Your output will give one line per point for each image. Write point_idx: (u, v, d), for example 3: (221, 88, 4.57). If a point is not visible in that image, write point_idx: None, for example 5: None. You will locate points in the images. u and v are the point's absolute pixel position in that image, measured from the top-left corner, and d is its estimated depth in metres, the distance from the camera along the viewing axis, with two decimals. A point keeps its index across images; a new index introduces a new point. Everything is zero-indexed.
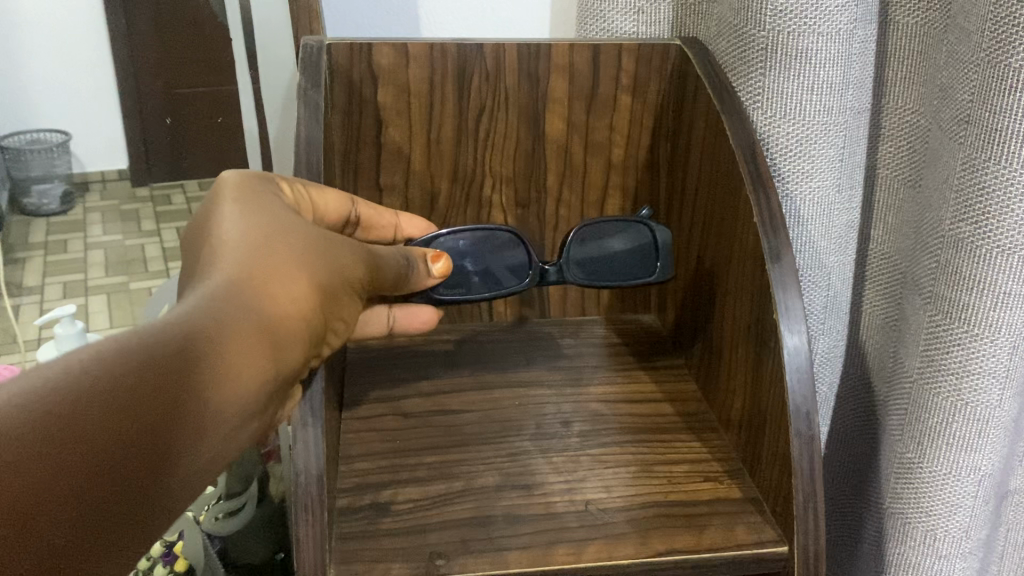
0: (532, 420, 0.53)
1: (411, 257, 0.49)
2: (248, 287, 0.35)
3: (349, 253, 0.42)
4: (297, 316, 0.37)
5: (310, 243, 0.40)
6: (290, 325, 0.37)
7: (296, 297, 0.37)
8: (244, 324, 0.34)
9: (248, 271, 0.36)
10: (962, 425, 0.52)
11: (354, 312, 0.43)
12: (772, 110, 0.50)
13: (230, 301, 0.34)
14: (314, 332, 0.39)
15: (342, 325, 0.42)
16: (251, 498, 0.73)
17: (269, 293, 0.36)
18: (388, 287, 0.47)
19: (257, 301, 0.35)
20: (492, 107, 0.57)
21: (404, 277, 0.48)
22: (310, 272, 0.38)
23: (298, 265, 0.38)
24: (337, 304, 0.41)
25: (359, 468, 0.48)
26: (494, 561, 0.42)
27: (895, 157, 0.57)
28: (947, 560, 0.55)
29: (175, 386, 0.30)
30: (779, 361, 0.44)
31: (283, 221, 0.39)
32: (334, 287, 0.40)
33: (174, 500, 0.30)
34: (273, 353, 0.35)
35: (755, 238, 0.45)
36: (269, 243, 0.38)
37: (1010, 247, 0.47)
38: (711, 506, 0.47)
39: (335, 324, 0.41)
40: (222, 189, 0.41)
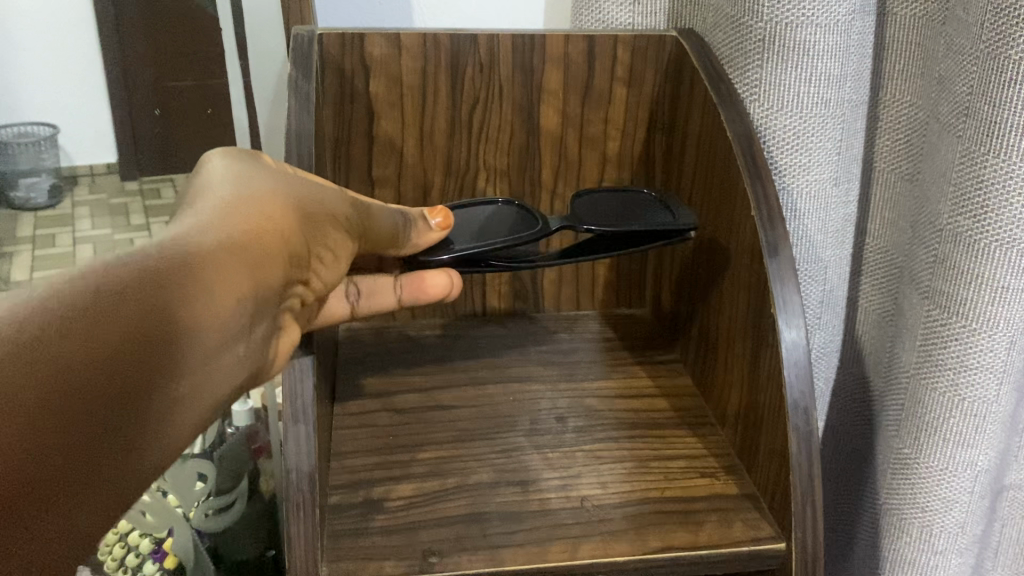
0: (526, 416, 0.53)
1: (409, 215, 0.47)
2: (223, 217, 0.35)
3: (333, 191, 0.41)
4: (277, 243, 0.36)
5: (292, 184, 0.39)
6: (268, 251, 0.36)
7: (273, 224, 0.36)
8: (220, 247, 0.33)
9: (222, 207, 0.35)
10: (959, 420, 0.51)
11: (344, 249, 0.42)
12: (770, 102, 0.49)
13: (204, 228, 0.33)
14: (293, 258, 0.38)
15: (329, 254, 0.41)
16: (241, 496, 0.73)
17: (244, 221, 0.35)
18: (386, 243, 0.46)
19: (234, 229, 0.34)
20: (486, 99, 0.57)
21: (402, 234, 0.47)
22: (287, 207, 0.37)
23: (275, 202, 0.37)
24: (320, 235, 0.40)
25: (351, 464, 0.48)
26: (488, 559, 0.42)
27: (892, 150, 0.57)
28: (943, 555, 0.55)
29: (153, 316, 0.29)
30: (777, 355, 0.43)
31: (264, 170, 0.39)
32: (316, 220, 0.39)
33: (154, 455, 0.29)
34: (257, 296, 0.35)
35: (753, 231, 0.45)
36: (246, 186, 0.37)
37: (1008, 241, 0.47)
38: (708, 503, 0.46)
39: (316, 258, 0.40)
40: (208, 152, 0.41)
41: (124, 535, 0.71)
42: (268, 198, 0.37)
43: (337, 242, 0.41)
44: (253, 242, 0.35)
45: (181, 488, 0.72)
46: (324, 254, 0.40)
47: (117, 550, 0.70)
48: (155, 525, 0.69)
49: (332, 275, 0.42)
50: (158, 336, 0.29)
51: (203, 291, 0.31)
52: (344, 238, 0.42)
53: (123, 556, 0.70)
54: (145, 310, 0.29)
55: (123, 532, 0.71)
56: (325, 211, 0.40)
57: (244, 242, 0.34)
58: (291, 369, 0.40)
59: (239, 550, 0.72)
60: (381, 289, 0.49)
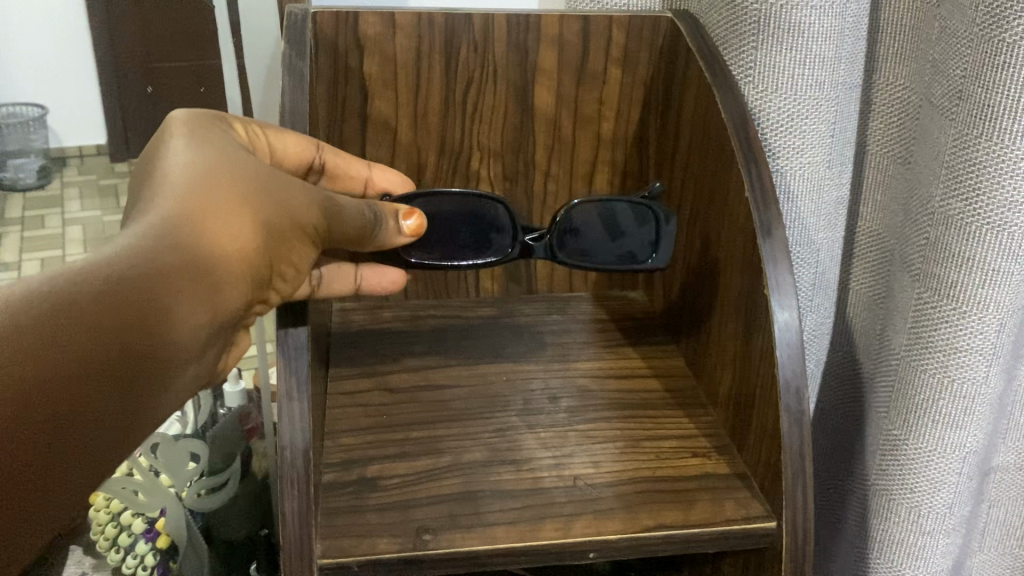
0: (519, 396, 0.53)
1: (381, 215, 0.46)
2: (189, 219, 0.34)
3: (306, 196, 0.40)
4: (239, 249, 0.35)
5: (263, 183, 0.38)
6: (230, 267, 0.35)
7: (239, 227, 0.36)
8: (181, 262, 0.32)
9: (189, 204, 0.34)
10: (949, 401, 0.52)
11: (307, 260, 0.41)
12: (764, 84, 0.49)
13: (173, 239, 0.33)
14: (261, 265, 0.37)
15: (293, 271, 0.40)
16: (234, 475, 0.72)
17: (210, 226, 0.34)
18: (352, 243, 0.44)
19: (200, 240, 0.34)
20: (480, 79, 0.57)
21: (371, 235, 0.45)
22: (256, 214, 0.36)
23: (246, 207, 0.36)
24: (287, 248, 0.39)
25: (344, 443, 0.48)
26: (482, 536, 0.42)
27: (884, 134, 0.57)
28: (931, 536, 0.55)
29: (118, 322, 0.29)
30: (769, 336, 0.43)
31: (235, 160, 0.38)
32: (285, 228, 0.38)
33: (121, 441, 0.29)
34: (214, 299, 0.34)
35: (746, 213, 0.45)
36: (212, 180, 0.36)
37: (1000, 225, 0.47)
38: (698, 482, 0.47)
39: (280, 276, 0.39)
40: (172, 125, 0.39)
41: (116, 515, 0.73)
42: (239, 198, 0.36)
43: (302, 258, 0.40)
44: (217, 257, 0.34)
45: (173, 467, 0.71)
46: (288, 271, 0.39)
47: (109, 531, 0.72)
48: (146, 503, 0.69)
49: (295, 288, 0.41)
50: (138, 338, 0.29)
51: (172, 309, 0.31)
52: (310, 249, 0.41)
53: (116, 534, 0.72)
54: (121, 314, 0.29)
55: (114, 511, 0.73)
56: (294, 221, 0.39)
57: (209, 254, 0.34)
58: (285, 347, 0.40)
59: (230, 529, 0.73)
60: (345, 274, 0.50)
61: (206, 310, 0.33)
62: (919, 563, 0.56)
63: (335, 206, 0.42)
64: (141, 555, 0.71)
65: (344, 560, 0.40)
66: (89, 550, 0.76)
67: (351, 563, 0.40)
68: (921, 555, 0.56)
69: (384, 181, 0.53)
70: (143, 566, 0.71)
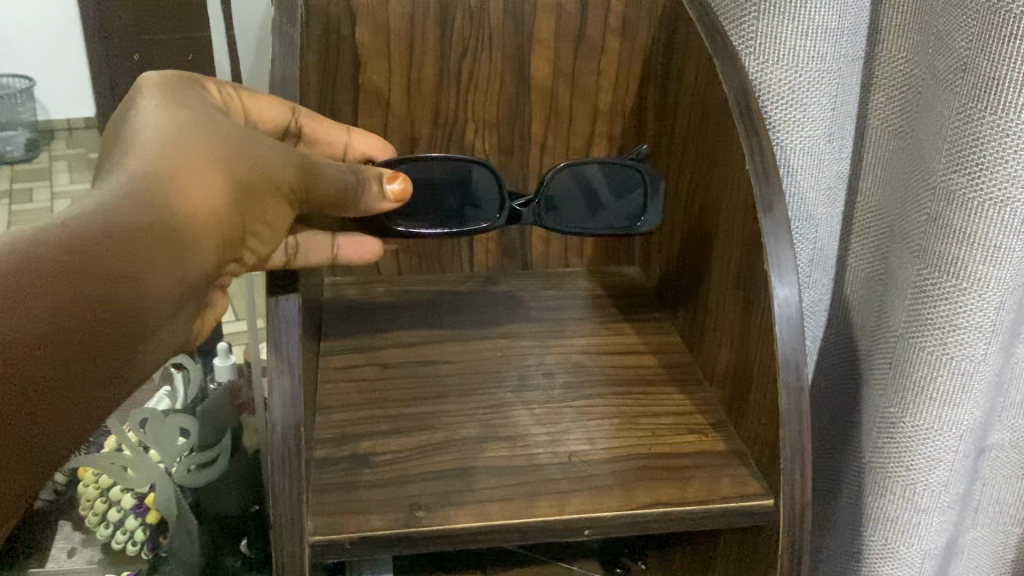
0: (514, 372, 0.52)
1: (364, 180, 0.43)
2: (160, 185, 0.33)
3: (280, 152, 0.38)
4: (212, 214, 0.34)
5: (242, 146, 0.37)
6: (202, 229, 0.34)
7: (213, 190, 0.35)
8: (154, 228, 0.32)
9: (160, 168, 0.33)
10: (947, 378, 0.51)
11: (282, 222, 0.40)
12: (765, 54, 0.48)
13: (134, 200, 0.32)
14: (233, 232, 0.36)
15: (266, 236, 0.39)
16: (223, 452, 0.70)
17: (181, 185, 0.33)
18: (330, 207, 0.42)
19: (167, 200, 0.33)
20: (475, 48, 0.55)
21: (352, 198, 0.43)
22: (228, 178, 0.35)
23: (214, 165, 0.35)
24: (261, 217, 0.38)
25: (337, 418, 0.47)
26: (476, 513, 0.41)
27: (885, 107, 0.56)
28: (925, 513, 0.55)
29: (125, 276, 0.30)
30: (768, 312, 0.43)
31: (210, 122, 0.36)
32: (260, 188, 0.37)
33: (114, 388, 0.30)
34: (186, 266, 0.33)
35: (746, 186, 0.44)
36: (184, 141, 0.35)
37: (1003, 199, 0.47)
38: (695, 459, 0.46)
39: (252, 236, 0.38)
40: (144, 86, 0.38)
41: (105, 490, 0.73)
42: (205, 156, 0.35)
43: (276, 223, 0.39)
44: (187, 223, 0.33)
45: (162, 441, 0.70)
46: (261, 230, 0.38)
47: (98, 505, 0.72)
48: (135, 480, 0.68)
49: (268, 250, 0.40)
50: (115, 303, 0.29)
51: (140, 277, 0.31)
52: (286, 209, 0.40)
53: (106, 509, 0.72)
54: (92, 289, 0.28)
55: (103, 486, 0.72)
56: (268, 186, 0.38)
57: (180, 223, 0.33)
58: (276, 319, 0.38)
59: (222, 504, 0.72)
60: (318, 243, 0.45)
61: (178, 275, 0.33)
62: (912, 540, 0.56)
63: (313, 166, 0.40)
64: (131, 531, 0.71)
65: (336, 537, 0.39)
66: (79, 526, 0.76)
67: (342, 541, 0.39)
68: (915, 532, 0.56)
69: (363, 147, 0.51)
70: (133, 541, 0.71)
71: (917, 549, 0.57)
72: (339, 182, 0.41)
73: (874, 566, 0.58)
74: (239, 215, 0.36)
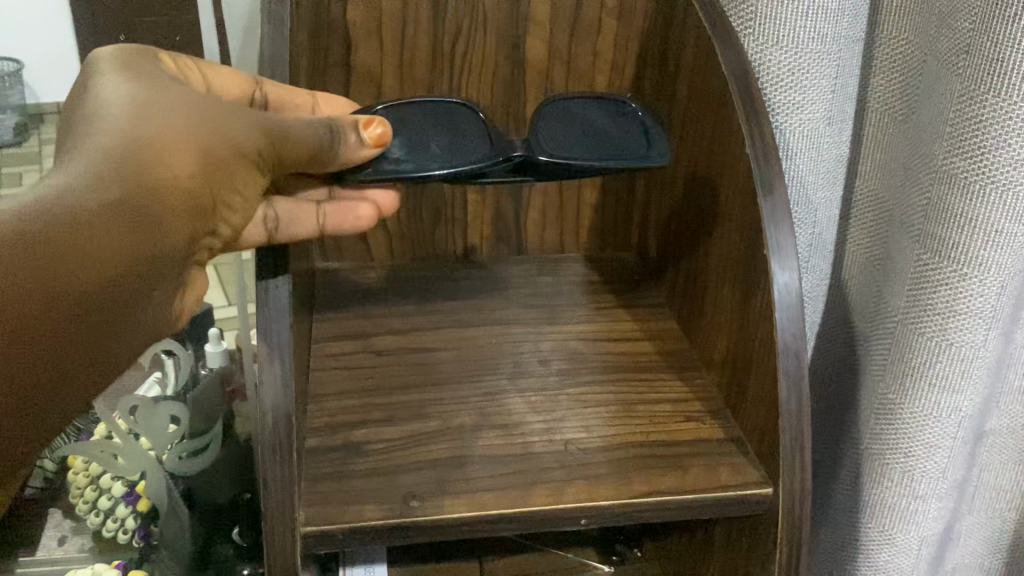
0: (509, 358, 0.51)
1: (338, 129, 0.41)
2: (129, 161, 0.34)
3: (246, 121, 0.39)
4: (181, 182, 0.35)
5: (202, 117, 0.37)
6: (172, 198, 0.35)
7: (179, 161, 0.35)
8: (126, 202, 0.33)
9: (124, 145, 0.34)
10: (946, 365, 0.51)
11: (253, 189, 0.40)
12: (764, 36, 0.47)
13: (109, 184, 0.33)
14: (202, 199, 0.37)
15: (238, 200, 0.39)
16: (215, 439, 0.71)
17: (146, 159, 0.34)
18: (302, 161, 0.41)
19: (143, 174, 0.34)
20: (469, 29, 0.54)
21: (322, 152, 0.41)
22: (194, 148, 0.36)
23: (184, 139, 0.36)
24: (232, 180, 0.38)
25: (329, 407, 0.46)
26: (471, 502, 0.41)
27: (886, 89, 0.55)
28: (923, 499, 0.55)
29: (132, 213, 0.33)
30: (767, 297, 0.42)
31: (170, 99, 0.37)
32: (225, 158, 0.38)
33: (122, 336, 0.34)
34: (160, 235, 0.34)
35: (746, 170, 0.43)
36: (144, 117, 0.35)
37: (1006, 184, 0.46)
38: (693, 447, 0.46)
39: (225, 207, 0.39)
40: (100, 64, 0.38)
41: (94, 477, 0.71)
42: (172, 131, 0.36)
43: (246, 188, 0.40)
44: (159, 194, 0.34)
45: (152, 429, 0.68)
46: (233, 200, 0.39)
47: (88, 493, 0.70)
48: (126, 467, 0.66)
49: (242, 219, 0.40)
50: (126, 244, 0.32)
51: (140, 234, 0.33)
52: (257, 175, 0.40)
53: (96, 498, 0.70)
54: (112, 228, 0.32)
55: (93, 474, 0.71)
56: (236, 154, 0.38)
57: (151, 194, 0.34)
58: (266, 306, 0.37)
59: (215, 491, 0.71)
60: (303, 213, 0.44)
61: (152, 244, 0.34)
62: (910, 527, 0.56)
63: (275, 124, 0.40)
64: (122, 519, 0.70)
65: (328, 527, 0.39)
66: (69, 514, 0.73)
67: (335, 531, 0.39)
68: (912, 518, 0.56)
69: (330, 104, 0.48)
70: (124, 530, 0.69)
71: (914, 536, 0.56)
72: (307, 137, 0.40)
73: (871, 553, 0.58)
74: (208, 181, 0.37)
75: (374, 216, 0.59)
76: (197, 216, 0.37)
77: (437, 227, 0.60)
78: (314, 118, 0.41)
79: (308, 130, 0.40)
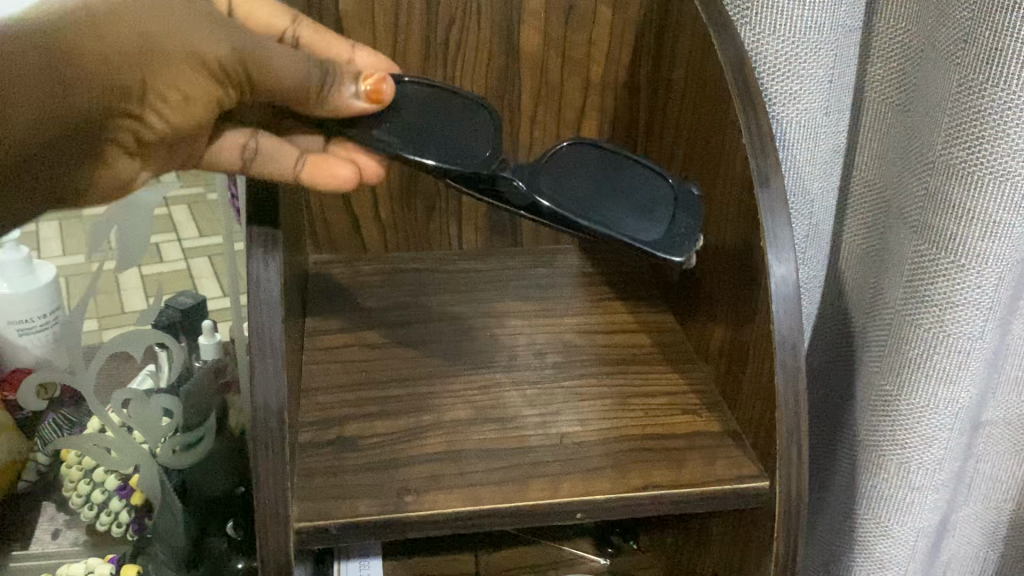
0: (504, 352, 0.51)
1: (334, 76, 0.40)
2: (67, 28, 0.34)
3: (222, 33, 0.38)
4: (108, 61, 0.35)
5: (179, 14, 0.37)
6: (94, 72, 0.34)
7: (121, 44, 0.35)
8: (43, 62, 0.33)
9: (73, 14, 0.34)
10: (944, 356, 0.51)
11: (205, 97, 0.39)
12: (761, 25, 0.46)
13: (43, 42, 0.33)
14: (128, 85, 0.36)
15: (178, 99, 0.38)
16: (209, 432, 0.69)
17: (87, 30, 0.34)
18: (282, 95, 0.39)
19: (85, 49, 0.34)
20: (463, 18, 0.54)
21: (306, 95, 0.39)
22: (145, 38, 0.36)
23: (145, 25, 0.36)
24: (178, 79, 0.37)
25: (323, 401, 0.46)
26: (466, 497, 0.40)
27: (884, 79, 0.55)
28: (920, 491, 0.55)
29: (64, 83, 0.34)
30: (764, 289, 0.42)
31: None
32: (180, 59, 0.37)
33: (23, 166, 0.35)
34: (63, 99, 0.34)
35: (742, 161, 0.43)
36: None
37: (1004, 174, 0.46)
38: (689, 440, 0.45)
39: (158, 96, 0.37)
40: None
41: (88, 471, 0.71)
42: (141, 13, 0.36)
43: (194, 93, 0.38)
44: (86, 66, 0.34)
45: (146, 425, 0.68)
46: (170, 96, 0.37)
47: (82, 487, 0.70)
48: (119, 461, 0.67)
49: (179, 119, 0.39)
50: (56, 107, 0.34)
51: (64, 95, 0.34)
52: (213, 84, 0.38)
53: (89, 491, 0.70)
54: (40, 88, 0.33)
55: (87, 467, 0.70)
56: (193, 58, 0.37)
57: (77, 63, 0.34)
58: (258, 299, 0.37)
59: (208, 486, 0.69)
60: (281, 152, 0.43)
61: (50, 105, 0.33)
62: (906, 518, 0.56)
63: (257, 51, 0.38)
64: (116, 512, 0.70)
65: (322, 523, 0.38)
66: (62, 508, 0.72)
67: (328, 527, 0.38)
68: (909, 510, 0.55)
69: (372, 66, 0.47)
70: (119, 523, 0.70)
71: (910, 527, 0.56)
72: (293, 74, 0.39)
73: (867, 544, 0.58)
74: (148, 69, 0.36)
75: (367, 208, 0.58)
76: (119, 95, 0.36)
77: (430, 218, 0.60)
78: (308, 57, 0.39)
79: (300, 72, 0.39)
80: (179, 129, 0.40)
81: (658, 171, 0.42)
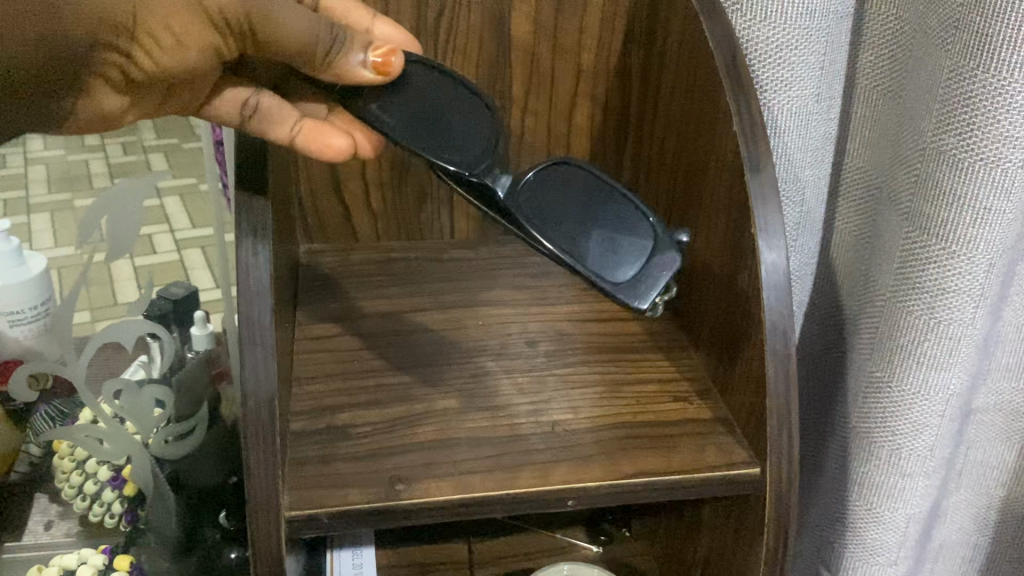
0: (496, 340, 0.51)
1: (342, 41, 0.39)
2: None
3: None
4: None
5: None
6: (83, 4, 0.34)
7: None
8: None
9: None
10: (935, 343, 0.51)
11: (199, 42, 0.38)
12: (752, 11, 0.46)
13: None
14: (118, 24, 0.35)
15: (172, 41, 0.37)
16: (200, 422, 0.70)
17: None
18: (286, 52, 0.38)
19: None
20: (453, 6, 0.54)
21: (311, 53, 0.38)
22: None
23: None
24: (173, 22, 0.36)
25: (314, 390, 0.46)
26: (456, 485, 0.40)
27: (875, 66, 0.54)
28: (911, 477, 0.55)
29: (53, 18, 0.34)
30: (755, 276, 0.42)
31: None
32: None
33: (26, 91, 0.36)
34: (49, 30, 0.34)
35: (733, 148, 0.43)
36: None
37: (994, 161, 0.46)
38: (681, 427, 0.45)
39: (149, 36, 0.36)
40: None
41: (81, 463, 0.70)
42: None
43: (189, 38, 0.37)
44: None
45: (137, 414, 0.67)
46: (165, 40, 0.37)
47: (75, 478, 0.69)
48: (112, 451, 0.66)
49: (173, 63, 0.38)
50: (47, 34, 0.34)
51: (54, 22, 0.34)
52: (210, 32, 0.37)
53: (81, 483, 0.69)
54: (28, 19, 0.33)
55: (79, 459, 0.70)
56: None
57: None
58: (247, 286, 0.36)
59: (200, 476, 0.70)
60: (280, 116, 0.43)
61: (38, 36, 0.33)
62: (897, 504, 0.56)
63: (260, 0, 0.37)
64: (108, 503, 0.69)
65: (313, 512, 0.38)
66: (55, 499, 0.72)
67: (320, 515, 0.38)
68: (900, 496, 0.56)
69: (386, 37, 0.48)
70: (112, 514, 0.69)
71: (901, 513, 0.56)
72: (296, 29, 0.37)
73: (858, 530, 0.58)
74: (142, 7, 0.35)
75: (358, 197, 0.58)
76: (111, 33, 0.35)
77: (422, 207, 0.60)
78: (317, 16, 0.38)
79: (304, 27, 0.37)
80: (169, 73, 0.39)
81: (643, 211, 0.41)
